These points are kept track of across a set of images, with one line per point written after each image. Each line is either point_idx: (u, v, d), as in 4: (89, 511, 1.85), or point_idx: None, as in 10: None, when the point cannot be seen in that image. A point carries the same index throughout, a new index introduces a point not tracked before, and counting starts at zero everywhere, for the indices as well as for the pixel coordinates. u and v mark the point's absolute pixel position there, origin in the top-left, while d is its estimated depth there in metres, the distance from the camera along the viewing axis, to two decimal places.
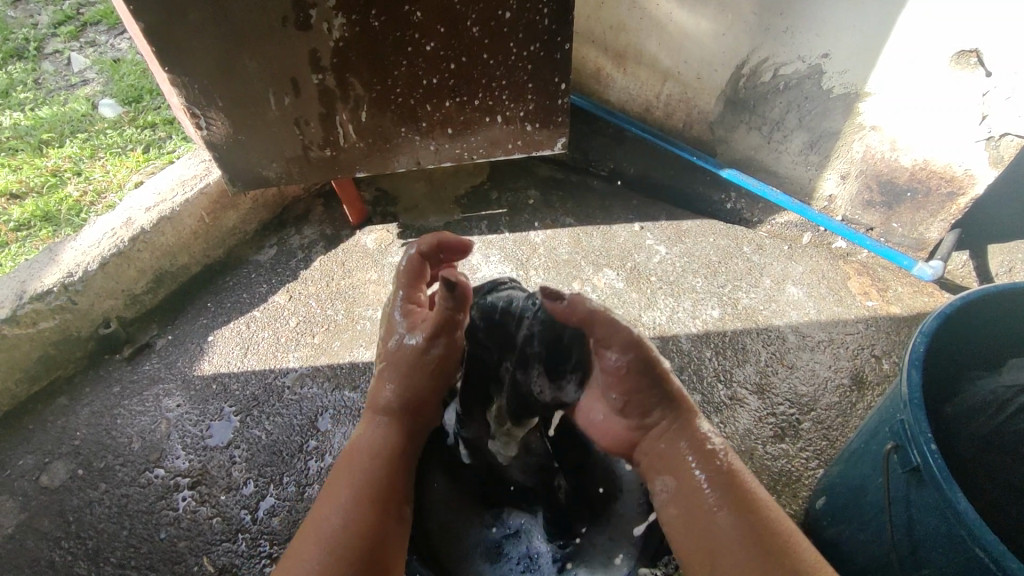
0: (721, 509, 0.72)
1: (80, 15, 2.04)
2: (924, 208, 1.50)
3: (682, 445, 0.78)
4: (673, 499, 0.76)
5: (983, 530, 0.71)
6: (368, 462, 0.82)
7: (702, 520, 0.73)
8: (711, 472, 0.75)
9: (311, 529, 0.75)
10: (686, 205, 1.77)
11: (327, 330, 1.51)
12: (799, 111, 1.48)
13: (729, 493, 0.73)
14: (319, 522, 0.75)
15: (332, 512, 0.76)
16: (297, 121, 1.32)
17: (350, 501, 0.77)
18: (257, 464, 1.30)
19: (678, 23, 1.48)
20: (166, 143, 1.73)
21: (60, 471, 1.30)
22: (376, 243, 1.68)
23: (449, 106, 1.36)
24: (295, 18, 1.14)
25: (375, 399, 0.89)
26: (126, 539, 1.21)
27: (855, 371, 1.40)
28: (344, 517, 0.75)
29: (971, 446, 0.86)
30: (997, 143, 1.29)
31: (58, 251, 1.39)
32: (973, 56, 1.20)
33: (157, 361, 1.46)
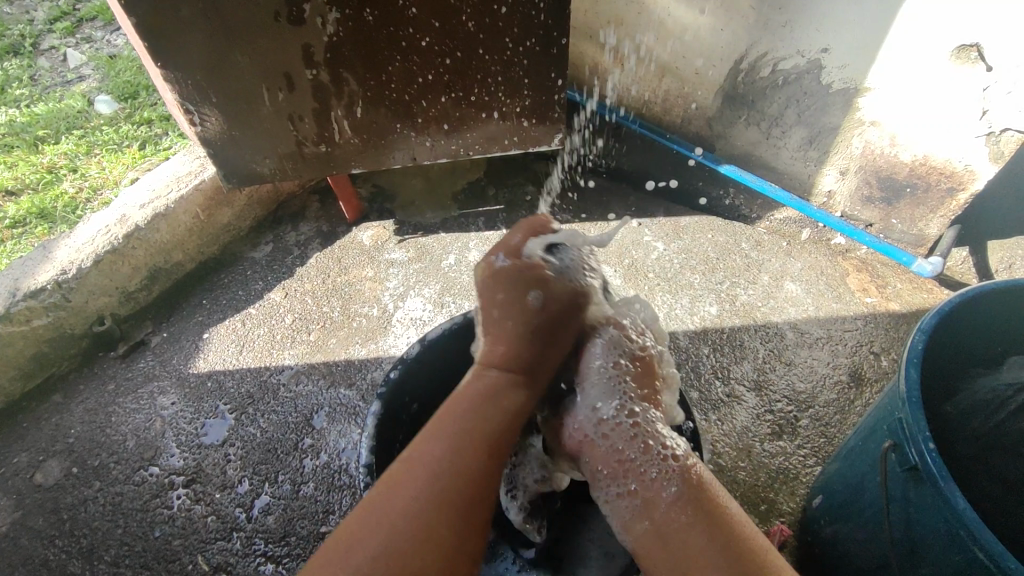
0: (689, 518, 0.65)
1: (77, 12, 2.03)
2: (923, 204, 1.49)
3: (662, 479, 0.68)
4: (643, 518, 0.68)
5: (980, 529, 0.70)
6: (456, 431, 0.68)
7: (674, 545, 0.64)
8: (694, 517, 0.65)
9: (402, 476, 0.64)
10: (685, 201, 1.76)
11: (323, 328, 1.50)
12: (798, 107, 1.46)
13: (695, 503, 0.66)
14: (410, 458, 0.66)
15: (429, 446, 0.67)
16: (291, 117, 1.31)
17: (440, 454, 0.66)
18: (252, 462, 1.29)
19: (676, 18, 1.47)
20: (162, 140, 1.72)
21: (54, 469, 1.29)
22: (372, 240, 1.67)
23: (444, 102, 1.35)
24: (288, 12, 1.12)
25: (485, 356, 0.79)
26: (120, 538, 1.21)
27: (853, 368, 1.39)
28: (432, 465, 0.65)
29: (970, 445, 0.85)
30: (997, 139, 1.28)
31: (51, 248, 1.39)
32: (974, 51, 1.19)
33: (152, 359, 1.45)
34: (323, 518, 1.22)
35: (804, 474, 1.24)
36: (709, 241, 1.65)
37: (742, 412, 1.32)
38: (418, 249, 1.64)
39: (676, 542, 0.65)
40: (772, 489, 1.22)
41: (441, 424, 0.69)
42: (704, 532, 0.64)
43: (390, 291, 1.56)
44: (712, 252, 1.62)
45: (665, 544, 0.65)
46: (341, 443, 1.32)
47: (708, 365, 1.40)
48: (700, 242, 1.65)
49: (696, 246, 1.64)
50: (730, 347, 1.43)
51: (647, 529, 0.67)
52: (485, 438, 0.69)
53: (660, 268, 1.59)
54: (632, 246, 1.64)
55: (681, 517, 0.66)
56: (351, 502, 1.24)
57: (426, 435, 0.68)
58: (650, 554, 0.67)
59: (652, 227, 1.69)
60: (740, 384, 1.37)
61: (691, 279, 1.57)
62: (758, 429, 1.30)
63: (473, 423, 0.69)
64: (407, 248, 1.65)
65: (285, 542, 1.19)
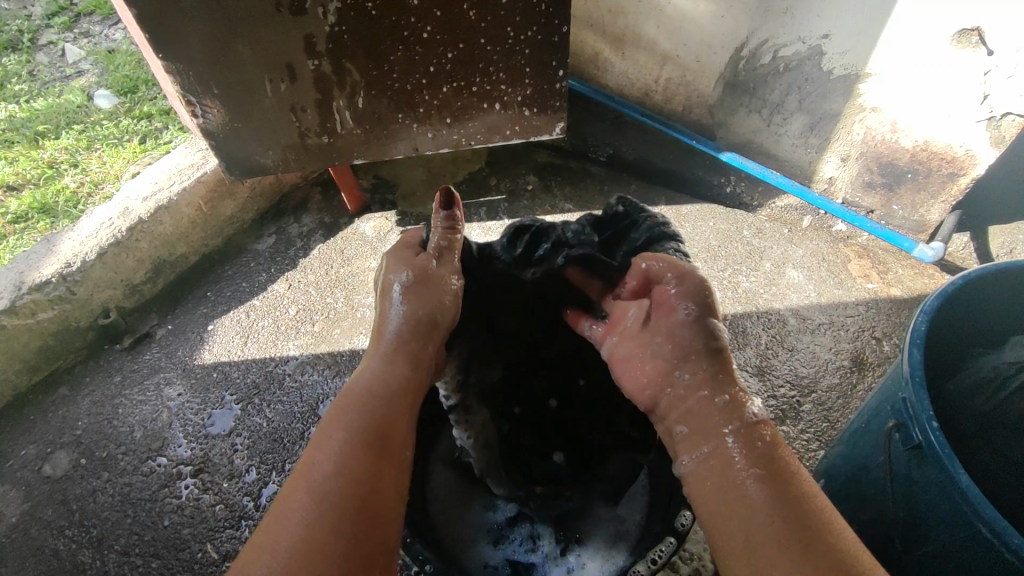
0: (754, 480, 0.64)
1: (74, 6, 2.02)
2: (925, 189, 1.49)
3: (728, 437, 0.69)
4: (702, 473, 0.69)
5: (984, 505, 0.71)
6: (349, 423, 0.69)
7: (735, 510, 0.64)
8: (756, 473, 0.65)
9: (296, 488, 0.63)
10: (686, 189, 1.76)
11: (327, 318, 1.51)
12: (799, 94, 1.47)
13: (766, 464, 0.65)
14: (307, 468, 0.65)
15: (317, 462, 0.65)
16: (294, 108, 1.31)
17: (344, 450, 0.66)
18: (259, 451, 1.30)
19: (676, 6, 1.46)
20: (163, 133, 1.72)
21: (62, 461, 1.30)
22: (375, 231, 1.67)
23: (446, 92, 1.35)
24: (290, 2, 1.12)
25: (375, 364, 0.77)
26: (129, 527, 1.22)
27: (855, 353, 1.40)
28: (340, 453, 0.66)
29: (972, 424, 0.86)
30: (998, 123, 1.28)
31: (55, 241, 1.39)
32: (975, 35, 1.19)
33: (157, 351, 1.46)
34: None
35: (806, 458, 1.25)
36: (711, 229, 1.66)
37: None
38: None
39: (739, 506, 0.63)
40: None
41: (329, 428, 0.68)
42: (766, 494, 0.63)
43: None
44: (714, 240, 1.63)
45: (717, 493, 0.66)
46: None
47: None
48: (702, 230, 1.65)
49: (698, 234, 1.64)
50: (733, 334, 1.44)
51: (707, 478, 0.68)
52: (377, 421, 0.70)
53: None
54: None
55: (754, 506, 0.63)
56: None
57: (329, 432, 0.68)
58: (709, 505, 0.67)
59: None
60: (743, 370, 1.38)
61: (694, 267, 1.57)
62: (761, 414, 1.31)
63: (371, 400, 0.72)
64: None
65: None
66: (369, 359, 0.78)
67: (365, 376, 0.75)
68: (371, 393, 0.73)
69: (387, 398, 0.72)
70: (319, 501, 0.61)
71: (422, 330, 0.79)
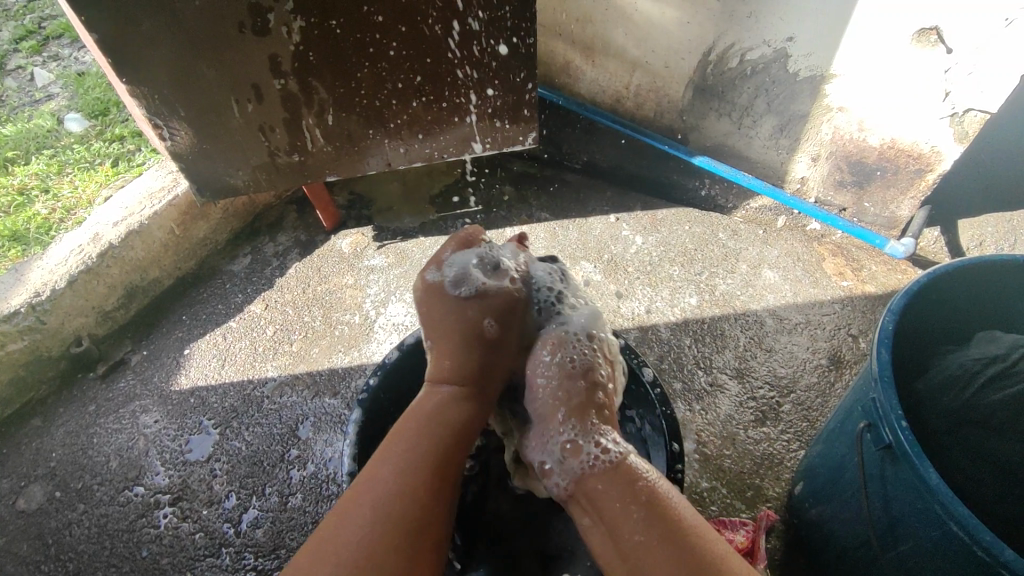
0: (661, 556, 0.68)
1: (42, 29, 1.99)
2: (893, 186, 1.51)
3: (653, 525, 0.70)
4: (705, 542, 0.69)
5: (954, 502, 0.72)
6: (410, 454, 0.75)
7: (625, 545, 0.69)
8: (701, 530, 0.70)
9: (349, 509, 0.70)
10: (660, 194, 1.77)
11: (305, 337, 1.49)
12: (768, 96, 1.48)
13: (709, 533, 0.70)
14: (351, 500, 0.71)
15: (371, 491, 0.71)
16: (262, 128, 1.30)
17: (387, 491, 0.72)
18: (238, 476, 1.28)
19: (643, 13, 1.47)
20: (135, 156, 1.70)
21: (36, 494, 1.28)
22: (352, 247, 1.67)
23: (415, 106, 1.35)
24: (253, 23, 1.12)
25: (437, 372, 0.88)
26: (107, 559, 1.20)
27: (833, 352, 1.41)
28: (372, 504, 0.70)
29: (941, 422, 0.86)
30: (961, 119, 1.31)
31: (24, 271, 1.37)
32: (933, 34, 1.21)
33: (133, 377, 1.44)
34: (312, 529, 1.22)
35: (788, 458, 1.25)
36: (686, 233, 1.66)
37: (725, 401, 1.34)
38: (398, 254, 1.64)
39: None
40: (759, 475, 1.23)
41: (379, 462, 0.74)
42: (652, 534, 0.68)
43: (371, 298, 1.55)
44: (690, 243, 1.64)
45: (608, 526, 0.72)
46: (328, 452, 1.31)
47: (691, 356, 1.41)
48: (678, 234, 1.66)
49: (674, 238, 1.65)
50: (711, 337, 1.44)
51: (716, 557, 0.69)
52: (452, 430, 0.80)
53: (640, 261, 1.60)
54: (611, 241, 1.65)
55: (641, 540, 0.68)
56: None
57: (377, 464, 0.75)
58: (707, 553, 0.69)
59: (631, 221, 1.69)
60: (722, 372, 1.38)
61: (671, 271, 1.58)
62: (742, 416, 1.31)
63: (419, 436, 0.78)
64: (387, 253, 1.64)
65: (275, 555, 1.19)
66: (432, 393, 0.85)
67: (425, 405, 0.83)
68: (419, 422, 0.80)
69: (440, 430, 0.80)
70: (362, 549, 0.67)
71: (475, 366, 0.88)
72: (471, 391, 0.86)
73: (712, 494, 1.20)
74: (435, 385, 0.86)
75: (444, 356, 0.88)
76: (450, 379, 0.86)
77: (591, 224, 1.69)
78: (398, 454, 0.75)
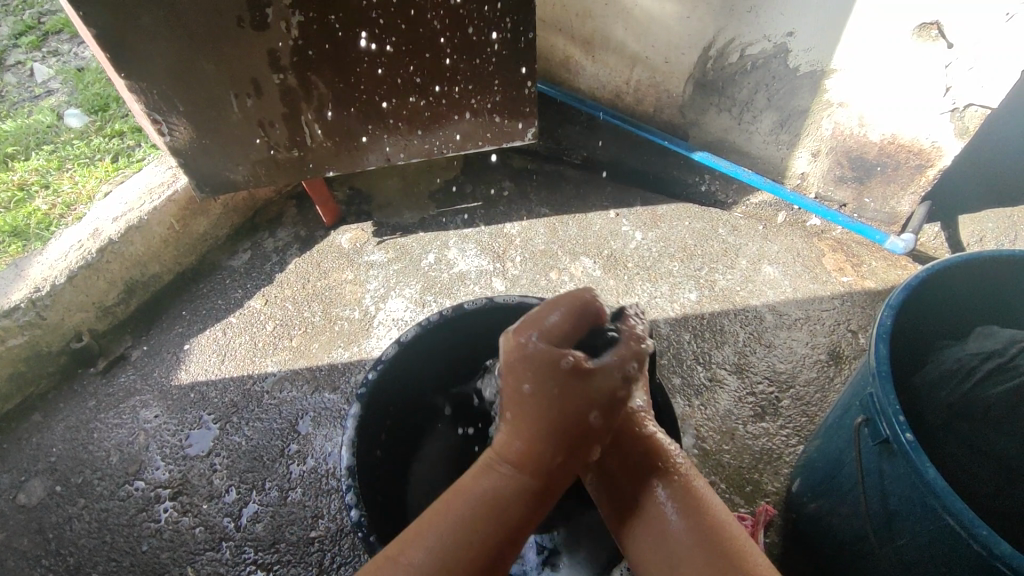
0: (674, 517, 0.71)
1: (41, 25, 1.98)
2: (894, 181, 1.50)
3: (643, 473, 0.75)
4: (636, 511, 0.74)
5: (952, 497, 0.72)
6: (454, 532, 0.66)
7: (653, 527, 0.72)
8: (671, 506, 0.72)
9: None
10: (661, 189, 1.76)
11: (305, 332, 1.50)
12: (768, 91, 1.48)
13: (687, 515, 0.70)
14: (382, 572, 0.63)
15: (408, 570, 0.63)
16: (261, 123, 1.30)
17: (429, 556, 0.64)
18: (238, 470, 1.29)
19: (643, 8, 1.46)
20: (135, 151, 1.70)
21: (37, 489, 1.28)
22: (351, 242, 1.66)
23: (415, 101, 1.35)
24: (251, 17, 1.11)
25: (502, 447, 0.71)
26: (107, 554, 1.20)
27: (832, 347, 1.41)
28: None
29: (938, 417, 0.86)
30: (962, 114, 1.30)
31: (24, 266, 1.37)
32: (934, 29, 1.21)
33: (133, 372, 1.44)
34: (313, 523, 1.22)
35: (787, 453, 1.26)
36: (686, 228, 1.66)
37: (724, 396, 1.34)
38: (397, 249, 1.64)
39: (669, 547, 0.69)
40: (757, 469, 1.24)
41: (421, 535, 0.66)
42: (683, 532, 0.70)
43: (371, 293, 1.55)
44: (690, 239, 1.63)
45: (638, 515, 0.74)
46: (327, 446, 1.31)
47: (689, 351, 1.41)
48: (678, 229, 1.66)
49: (674, 233, 1.65)
50: (711, 333, 1.44)
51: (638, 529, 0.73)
52: (500, 540, 0.66)
53: (639, 257, 1.60)
54: (611, 237, 1.65)
55: (654, 516, 0.72)
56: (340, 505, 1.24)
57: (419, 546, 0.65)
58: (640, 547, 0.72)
59: (631, 217, 1.69)
60: (721, 368, 1.38)
61: (671, 266, 1.58)
62: (741, 412, 1.31)
63: (470, 522, 0.66)
64: (387, 249, 1.64)
65: (275, 549, 1.19)
66: (489, 474, 0.70)
67: (497, 490, 0.69)
68: (455, 524, 0.66)
69: (487, 549, 0.66)
70: None
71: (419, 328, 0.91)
72: (527, 481, 0.70)
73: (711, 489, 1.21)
74: (489, 465, 0.71)
75: (512, 436, 0.71)
76: (512, 459, 0.70)
77: (591, 219, 1.69)
78: (461, 520, 0.67)
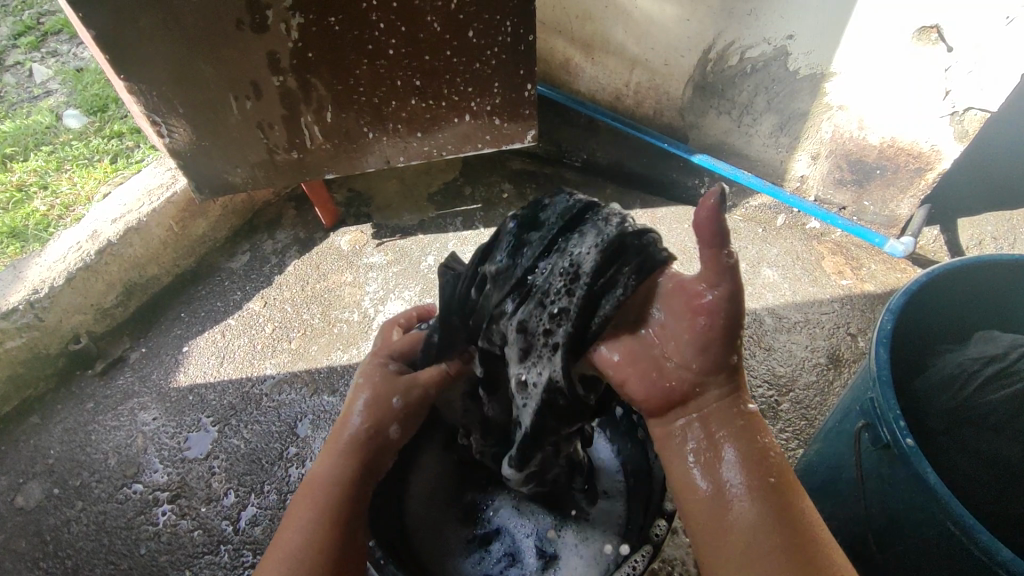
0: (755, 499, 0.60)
1: (39, 25, 1.98)
2: (893, 184, 1.50)
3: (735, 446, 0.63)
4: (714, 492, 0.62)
5: (952, 502, 0.72)
6: (316, 514, 0.73)
7: (723, 511, 0.61)
8: (755, 484, 0.61)
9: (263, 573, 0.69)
10: (661, 191, 1.76)
11: (304, 335, 1.49)
12: (767, 94, 1.48)
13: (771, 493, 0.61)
14: (275, 553, 0.70)
15: (281, 557, 0.69)
16: (261, 125, 1.30)
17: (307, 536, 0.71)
18: (237, 473, 1.28)
19: (642, 10, 1.46)
20: (134, 152, 1.70)
21: (35, 492, 1.28)
22: (351, 244, 1.66)
23: (414, 103, 1.35)
24: (251, 19, 1.11)
25: (350, 419, 0.83)
26: (105, 557, 1.20)
27: (831, 350, 1.41)
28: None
29: (939, 421, 0.86)
30: (961, 118, 1.31)
31: (22, 268, 1.36)
32: (934, 32, 1.21)
33: (131, 375, 1.44)
34: None
35: (786, 457, 1.25)
36: (686, 231, 1.66)
37: None
38: (397, 252, 1.64)
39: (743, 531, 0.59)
40: None
41: (299, 513, 0.73)
42: (758, 512, 0.60)
43: (370, 295, 1.55)
44: (689, 241, 1.63)
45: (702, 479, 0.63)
46: None
47: None
48: (677, 232, 1.66)
49: (673, 236, 1.65)
50: None
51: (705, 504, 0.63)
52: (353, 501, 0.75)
53: None
54: None
55: (727, 492, 0.62)
56: None
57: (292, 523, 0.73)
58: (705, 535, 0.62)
59: None
60: None
61: None
62: None
63: (325, 506, 0.74)
64: (386, 251, 1.64)
65: None
66: (333, 448, 0.80)
67: (329, 467, 0.78)
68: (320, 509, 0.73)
69: (344, 487, 0.76)
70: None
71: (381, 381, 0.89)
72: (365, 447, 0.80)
73: None
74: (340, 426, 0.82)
75: (357, 405, 0.83)
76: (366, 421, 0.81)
77: None
78: (322, 491, 0.75)
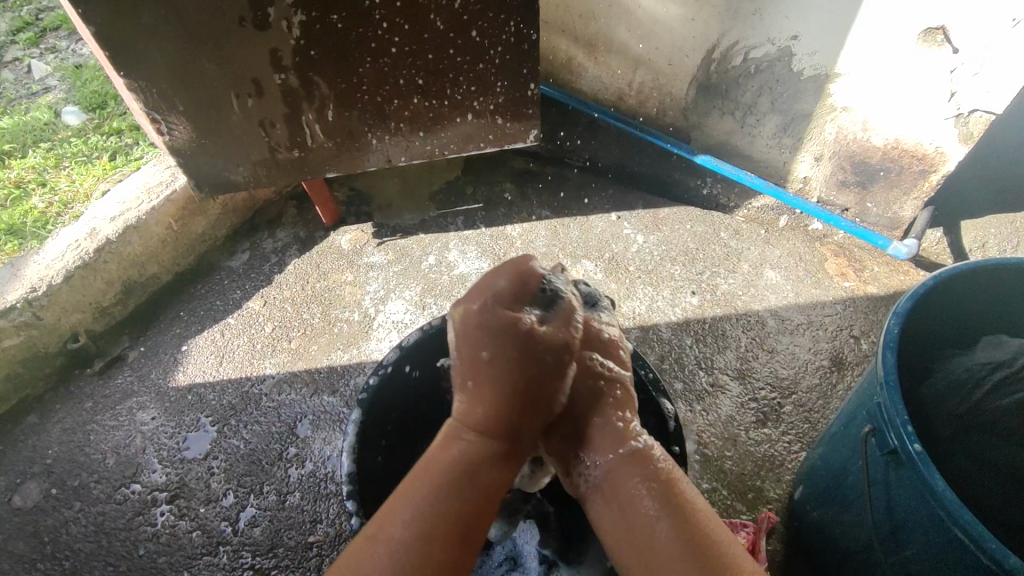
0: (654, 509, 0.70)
1: (39, 21, 1.97)
2: (897, 186, 1.50)
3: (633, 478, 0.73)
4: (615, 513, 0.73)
5: (960, 509, 0.71)
6: (435, 491, 0.69)
7: (635, 533, 0.70)
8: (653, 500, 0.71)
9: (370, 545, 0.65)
10: (663, 192, 1.75)
11: (305, 334, 1.48)
12: (771, 95, 1.47)
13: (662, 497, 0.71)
14: (376, 529, 0.67)
15: (394, 522, 0.67)
16: (262, 123, 1.29)
17: (416, 517, 0.67)
18: (236, 474, 1.27)
19: (646, 10, 1.45)
20: (133, 150, 1.68)
21: (33, 492, 1.27)
22: (351, 243, 1.65)
23: (417, 103, 1.34)
24: (253, 17, 1.10)
25: (462, 412, 0.77)
26: (103, 558, 1.19)
27: (834, 353, 1.40)
28: (393, 548, 0.65)
29: (946, 426, 0.85)
30: (966, 120, 1.30)
31: (20, 267, 1.35)
32: (940, 34, 1.20)
33: (130, 374, 1.43)
34: (311, 528, 1.21)
35: (789, 460, 1.25)
36: (688, 232, 1.65)
37: (726, 401, 1.33)
38: (398, 251, 1.63)
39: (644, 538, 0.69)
40: (759, 476, 1.23)
41: (417, 482, 0.71)
42: (665, 519, 0.69)
43: (371, 295, 1.54)
44: (692, 242, 1.63)
45: (615, 507, 0.73)
46: (327, 450, 1.30)
47: (691, 356, 1.40)
48: (680, 233, 1.65)
49: (676, 237, 1.64)
50: (712, 338, 1.44)
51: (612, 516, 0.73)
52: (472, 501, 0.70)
53: (641, 260, 1.59)
54: (612, 240, 1.64)
55: (633, 514, 0.71)
56: (339, 510, 1.23)
57: (401, 500, 0.69)
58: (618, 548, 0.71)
59: (632, 220, 1.68)
60: (723, 373, 1.38)
61: (673, 270, 1.57)
62: (743, 417, 1.31)
63: (446, 488, 0.70)
64: (387, 250, 1.63)
65: (273, 554, 1.18)
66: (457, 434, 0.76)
67: (460, 450, 0.74)
68: (430, 497, 0.69)
69: (470, 476, 0.72)
70: (392, 554, 0.64)
71: (519, 372, 0.76)
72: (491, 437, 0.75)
73: (713, 496, 1.20)
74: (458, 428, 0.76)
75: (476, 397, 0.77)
76: (477, 426, 0.75)
77: (593, 222, 1.68)
78: (442, 472, 0.71)
